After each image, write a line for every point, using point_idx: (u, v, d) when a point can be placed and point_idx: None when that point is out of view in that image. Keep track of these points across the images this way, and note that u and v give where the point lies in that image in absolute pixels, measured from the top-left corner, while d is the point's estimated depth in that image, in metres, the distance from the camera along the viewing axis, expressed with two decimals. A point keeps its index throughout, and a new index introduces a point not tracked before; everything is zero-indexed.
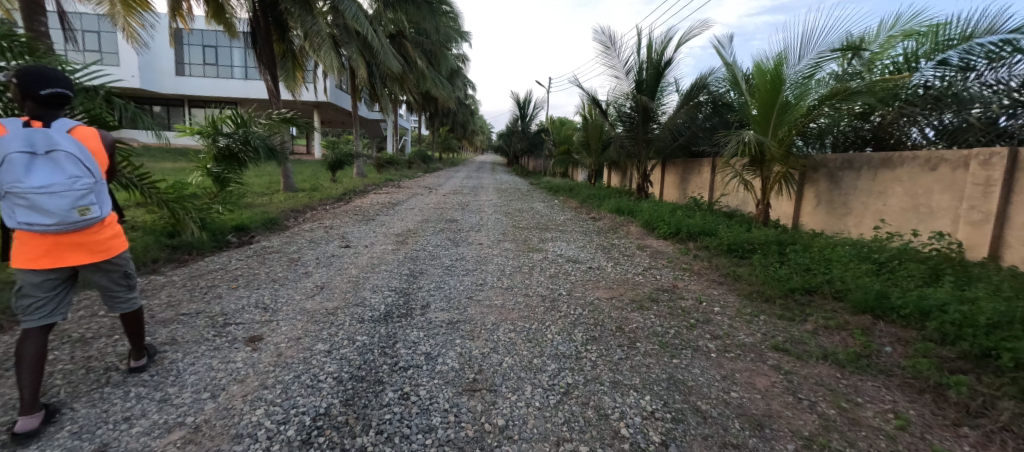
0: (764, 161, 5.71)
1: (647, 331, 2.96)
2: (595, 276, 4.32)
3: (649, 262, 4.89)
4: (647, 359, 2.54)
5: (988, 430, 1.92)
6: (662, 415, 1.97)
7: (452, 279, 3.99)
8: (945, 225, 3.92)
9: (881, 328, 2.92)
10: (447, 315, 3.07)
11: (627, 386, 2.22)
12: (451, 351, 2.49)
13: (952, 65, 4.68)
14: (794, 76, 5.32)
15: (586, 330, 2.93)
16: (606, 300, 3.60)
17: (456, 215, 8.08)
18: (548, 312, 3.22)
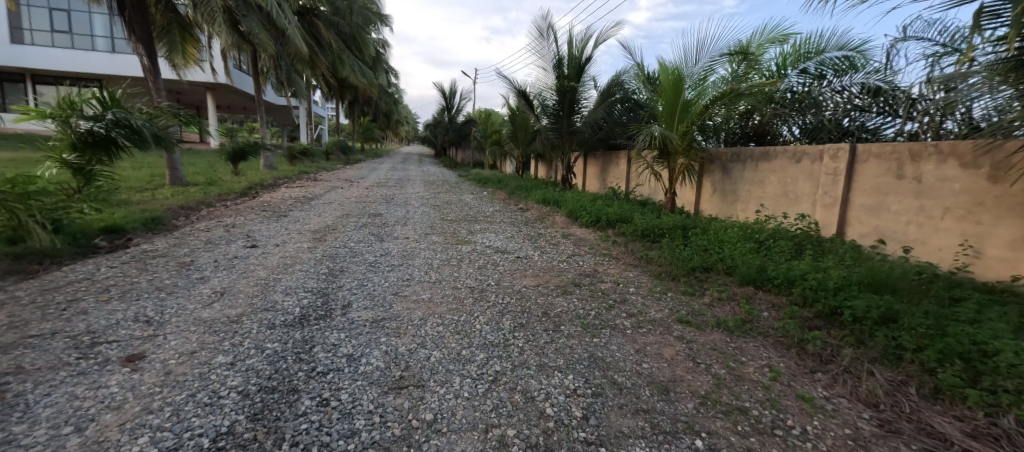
0: (670, 154, 6.29)
1: (570, 314, 3.17)
2: (522, 265, 4.48)
3: (573, 249, 5.18)
4: (570, 341, 2.73)
5: (835, 374, 2.37)
6: (583, 391, 2.14)
7: (376, 275, 3.88)
8: (806, 208, 4.68)
9: (761, 296, 3.42)
10: (371, 313, 2.99)
11: (552, 368, 2.37)
12: (376, 350, 2.45)
13: (811, 74, 5.55)
14: (692, 77, 5.88)
15: (513, 317, 3.05)
16: (532, 287, 3.76)
17: (379, 208, 7.80)
18: (476, 303, 3.29)
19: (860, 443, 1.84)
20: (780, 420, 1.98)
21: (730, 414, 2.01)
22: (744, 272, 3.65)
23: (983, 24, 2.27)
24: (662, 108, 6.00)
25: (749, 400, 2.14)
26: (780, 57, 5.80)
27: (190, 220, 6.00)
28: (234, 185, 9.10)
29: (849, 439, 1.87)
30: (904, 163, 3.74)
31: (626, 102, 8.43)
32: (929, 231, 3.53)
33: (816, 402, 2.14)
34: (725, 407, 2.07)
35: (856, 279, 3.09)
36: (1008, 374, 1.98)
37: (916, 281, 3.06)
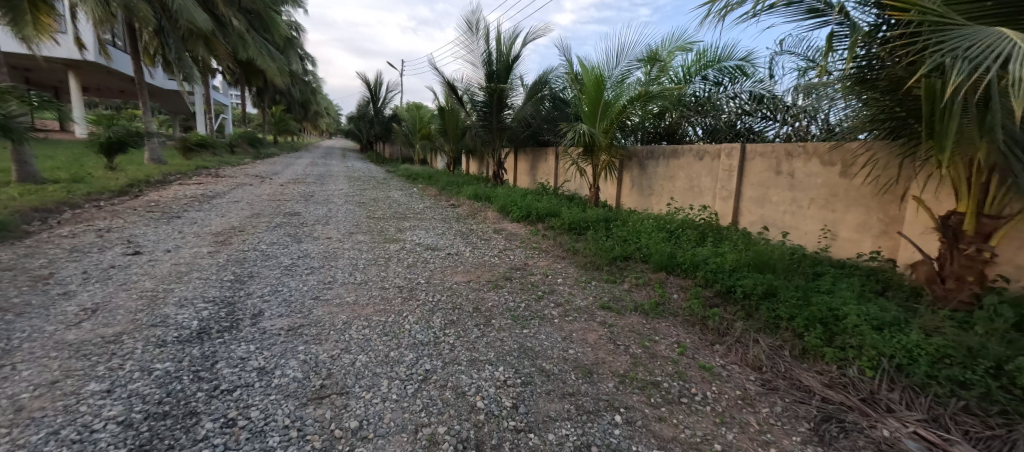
0: (593, 151, 6.64)
1: (501, 307, 3.25)
2: (453, 262, 4.48)
3: (504, 244, 5.29)
4: (501, 333, 2.81)
5: (729, 344, 2.72)
6: (513, 381, 2.23)
7: (293, 279, 3.65)
8: (707, 200, 5.26)
9: (672, 280, 3.79)
10: (287, 320, 2.82)
11: (483, 361, 2.43)
12: (292, 360, 2.33)
13: (710, 81, 6.21)
14: (612, 79, 6.23)
15: (444, 315, 3.06)
16: (464, 283, 3.79)
17: (296, 207, 7.27)
18: (405, 303, 3.24)
19: (747, 402, 2.15)
20: (685, 389, 2.24)
21: (645, 388, 2.23)
22: (657, 260, 4.01)
23: (833, 46, 2.74)
24: (586, 107, 6.29)
25: (660, 375, 2.38)
26: (686, 64, 6.40)
27: (48, 225, 5.11)
28: (111, 182, 7.90)
29: (739, 400, 2.17)
30: (781, 161, 4.35)
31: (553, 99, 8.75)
32: (800, 219, 4.17)
33: (715, 370, 2.45)
34: (640, 383, 2.28)
35: (746, 261, 3.56)
36: (853, 333, 2.43)
37: (790, 261, 3.60)
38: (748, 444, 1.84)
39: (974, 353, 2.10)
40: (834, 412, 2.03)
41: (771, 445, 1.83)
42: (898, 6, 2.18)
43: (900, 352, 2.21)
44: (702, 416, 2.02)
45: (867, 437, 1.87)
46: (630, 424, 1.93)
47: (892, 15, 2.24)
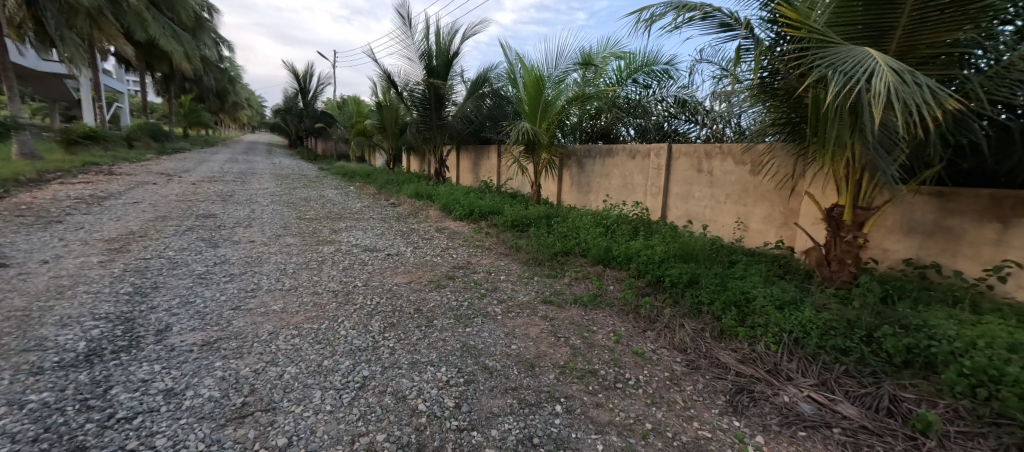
0: (534, 149, 6.78)
1: (443, 307, 3.25)
2: (393, 262, 4.37)
3: (447, 243, 5.26)
4: (444, 333, 2.81)
5: (659, 330, 2.94)
6: (456, 381, 2.25)
7: (208, 289, 3.36)
8: (639, 197, 5.60)
9: (609, 273, 3.99)
10: (201, 335, 2.60)
11: (425, 363, 2.42)
12: (207, 378, 2.15)
13: (641, 84, 6.61)
14: (550, 80, 6.41)
15: (382, 318, 2.99)
16: (404, 285, 3.72)
17: (212, 208, 6.66)
18: (341, 308, 3.12)
19: (674, 382, 2.34)
20: (620, 375, 2.39)
21: (584, 377, 2.35)
22: (595, 254, 4.21)
23: (740, 58, 3.05)
24: (527, 107, 6.41)
25: (597, 363, 2.52)
26: (619, 68, 6.60)
27: None
28: None
29: (667, 380, 2.36)
30: (702, 160, 4.75)
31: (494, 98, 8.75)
32: (718, 213, 4.59)
33: (646, 355, 2.63)
34: (579, 372, 2.40)
35: (674, 252, 3.85)
36: (761, 313, 2.73)
37: (710, 251, 3.95)
38: (675, 420, 2.02)
39: (853, 324, 2.47)
40: (745, 385, 2.28)
41: (694, 419, 2.02)
42: (792, 25, 2.48)
43: (797, 327, 2.53)
44: (635, 398, 2.18)
45: (772, 403, 2.13)
46: (570, 412, 2.03)
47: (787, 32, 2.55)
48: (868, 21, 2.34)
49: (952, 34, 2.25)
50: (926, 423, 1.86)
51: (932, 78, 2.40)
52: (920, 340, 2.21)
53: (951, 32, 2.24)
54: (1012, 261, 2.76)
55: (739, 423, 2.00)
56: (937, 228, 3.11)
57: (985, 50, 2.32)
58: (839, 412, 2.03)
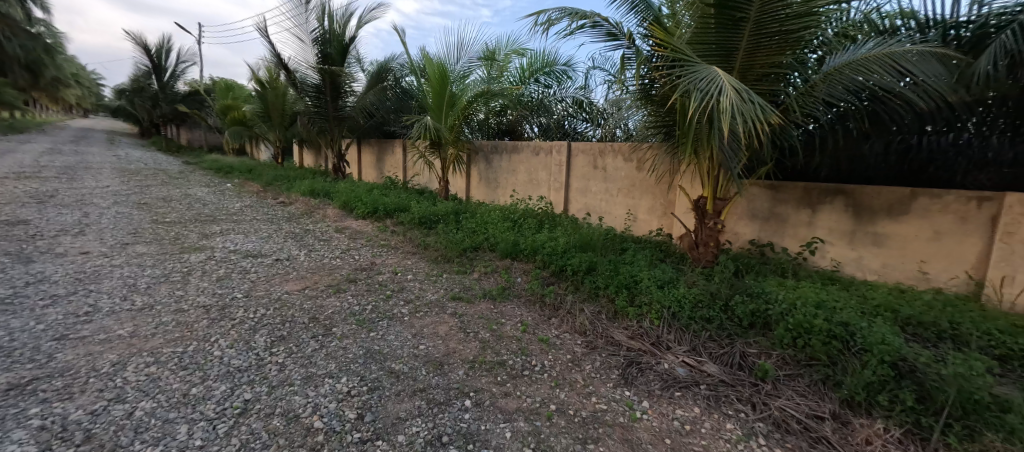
0: (440, 144, 6.70)
1: (344, 313, 3.09)
2: (283, 268, 4.02)
3: (348, 243, 4.98)
4: (344, 341, 2.68)
5: (561, 317, 3.16)
6: (358, 391, 2.16)
7: (20, 318, 2.72)
8: (543, 192, 5.90)
9: (516, 265, 4.15)
10: (5, 377, 2.08)
11: (321, 376, 2.28)
12: (19, 431, 1.72)
13: (542, 84, 6.98)
14: (456, 74, 6.36)
15: (269, 332, 2.74)
16: (297, 292, 3.45)
17: (25, 214, 5.35)
18: (214, 326, 2.77)
19: (575, 363, 2.55)
20: (526, 363, 2.53)
21: (493, 369, 2.44)
22: (503, 248, 4.34)
23: (625, 67, 3.38)
24: (432, 101, 6.30)
25: (505, 354, 2.63)
26: (521, 68, 6.97)
27: None
28: None
29: (569, 362, 2.57)
30: (597, 158, 5.18)
31: (397, 89, 8.44)
32: (612, 205, 5.06)
33: (550, 341, 2.82)
34: (489, 365, 2.49)
35: (574, 243, 4.14)
36: (646, 293, 3.10)
37: (605, 241, 4.33)
38: (576, 398, 2.21)
39: (714, 297, 2.95)
40: (634, 358, 2.58)
41: (592, 395, 2.24)
42: (663, 42, 2.85)
43: (673, 302, 2.92)
44: (540, 383, 2.33)
45: (655, 371, 2.44)
46: (479, 406, 2.10)
47: (657, 49, 2.97)
48: (720, 43, 2.78)
49: (777, 57, 2.78)
50: (764, 371, 2.31)
51: (766, 93, 2.94)
52: (760, 306, 2.72)
53: (779, 57, 2.78)
54: (820, 238, 3.58)
55: (629, 393, 2.27)
56: (772, 215, 3.83)
57: (798, 72, 2.91)
58: (706, 371, 2.41)
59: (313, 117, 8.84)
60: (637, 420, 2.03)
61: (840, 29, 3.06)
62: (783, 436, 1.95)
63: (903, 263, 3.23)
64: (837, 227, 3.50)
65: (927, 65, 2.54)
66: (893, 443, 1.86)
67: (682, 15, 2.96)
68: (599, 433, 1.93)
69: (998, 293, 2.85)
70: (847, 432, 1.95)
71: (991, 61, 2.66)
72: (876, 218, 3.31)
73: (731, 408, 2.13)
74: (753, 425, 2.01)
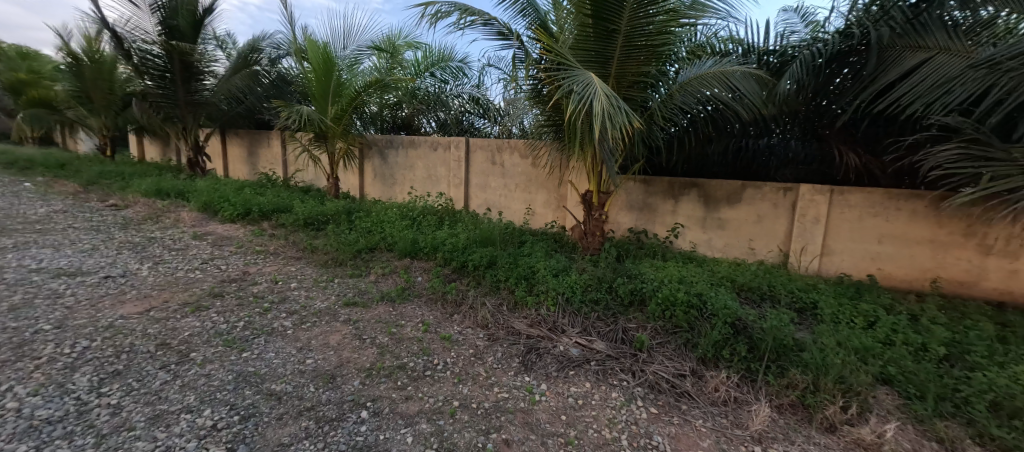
0: (326, 137, 6.15)
1: (206, 334, 2.69)
2: (118, 289, 3.33)
3: (211, 252, 4.33)
4: (208, 367, 2.34)
5: (464, 313, 3.18)
6: (227, 422, 1.90)
7: None
8: (443, 187, 5.84)
9: (416, 264, 4.06)
10: None
11: (176, 412, 1.95)
12: None
13: (438, 78, 6.90)
14: (343, 61, 5.91)
15: (95, 369, 2.24)
16: (139, 316, 2.89)
17: None
18: (8, 370, 2.17)
19: (477, 357, 2.60)
20: (428, 363, 2.51)
21: (393, 374, 2.37)
22: (401, 247, 4.21)
23: (516, 66, 3.51)
24: (314, 88, 5.76)
25: (405, 356, 2.57)
26: (415, 61, 6.81)
27: None
28: None
29: (471, 356, 2.61)
30: (494, 153, 5.30)
31: (270, 73, 7.59)
32: (511, 199, 5.25)
33: (453, 338, 2.83)
34: (388, 370, 2.41)
35: (473, 239, 4.19)
36: (543, 282, 3.29)
37: (505, 235, 4.47)
38: (479, 391, 2.26)
39: (600, 280, 3.26)
40: (533, 344, 2.72)
41: (494, 385, 2.31)
42: (547, 44, 3.03)
43: (567, 288, 3.15)
44: (443, 381, 2.33)
45: (552, 354, 2.62)
46: (377, 415, 2.02)
47: (543, 51, 3.14)
48: (597, 50, 3.05)
49: (645, 68, 3.14)
50: (641, 342, 2.62)
51: (636, 99, 3.31)
52: (637, 285, 3.09)
53: (645, 67, 3.16)
54: (682, 224, 4.16)
55: (529, 378, 2.39)
56: (645, 205, 4.33)
57: (663, 83, 3.34)
58: (595, 349, 2.65)
59: (159, 101, 7.49)
60: (536, 402, 2.16)
61: (689, 47, 3.54)
62: (656, 395, 2.25)
63: (740, 242, 3.94)
64: (693, 215, 4.10)
65: (748, 82, 3.16)
66: (733, 388, 2.26)
67: (564, 23, 3.16)
68: (502, 421, 2.00)
69: (799, 260, 3.70)
70: (702, 383, 2.33)
71: (791, 81, 3.34)
72: (722, 206, 3.96)
73: (616, 379, 2.38)
74: (633, 390, 2.28)
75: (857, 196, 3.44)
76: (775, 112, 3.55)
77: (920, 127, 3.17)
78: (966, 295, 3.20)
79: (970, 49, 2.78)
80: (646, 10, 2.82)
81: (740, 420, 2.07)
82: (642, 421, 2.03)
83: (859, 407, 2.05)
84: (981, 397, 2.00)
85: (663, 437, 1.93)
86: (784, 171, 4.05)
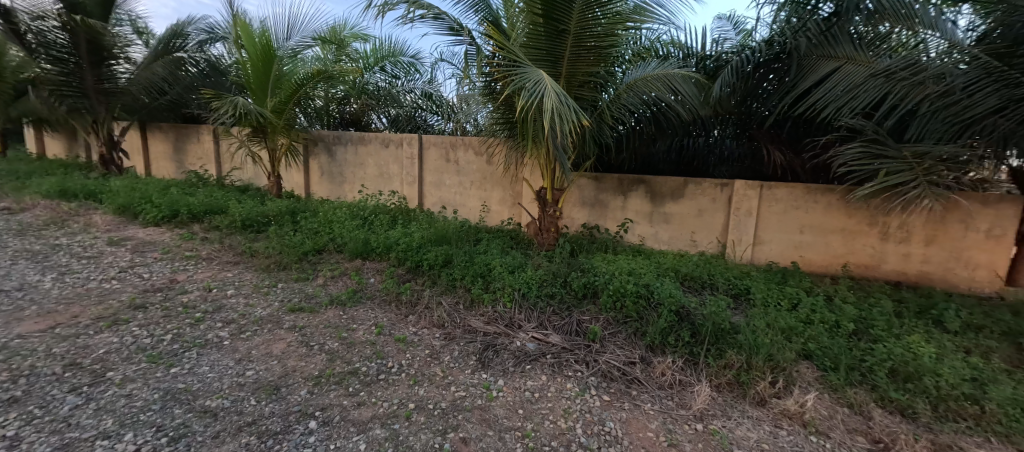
0: (265, 132, 5.78)
1: (126, 351, 2.45)
2: (18, 305, 2.95)
3: (132, 259, 3.95)
4: (130, 386, 2.13)
5: (419, 313, 3.15)
6: (155, 444, 1.74)
7: None
8: (396, 186, 5.72)
9: (368, 266, 3.96)
10: None
11: (91, 438, 1.75)
12: None
13: (388, 73, 6.75)
14: (284, 52, 5.59)
15: None
16: (43, 334, 2.58)
17: None
18: None
19: (433, 357, 2.60)
20: (382, 366, 2.47)
21: (344, 381, 2.31)
22: (352, 248, 4.09)
23: (468, 63, 3.50)
24: (251, 79, 5.41)
25: (357, 361, 2.52)
26: (363, 53, 6.58)
27: None
28: None
29: (428, 357, 2.61)
30: (448, 150, 5.28)
31: (195, 59, 6.92)
32: (465, 197, 5.25)
33: (408, 339, 2.80)
34: (339, 377, 2.34)
35: (428, 237, 4.15)
36: (499, 279, 3.33)
37: (461, 233, 4.47)
38: (436, 391, 2.26)
39: (555, 276, 3.36)
40: (490, 341, 2.76)
41: (451, 384, 2.33)
42: (498, 41, 3.06)
43: (523, 284, 3.22)
44: (398, 384, 2.31)
45: (509, 350, 2.67)
46: (327, 424, 1.95)
47: (495, 48, 3.16)
48: (547, 49, 3.13)
49: (593, 68, 3.26)
50: (594, 333, 2.73)
51: (586, 98, 3.42)
52: (590, 278, 3.22)
53: (594, 68, 3.27)
54: (630, 219, 4.36)
55: (486, 375, 2.43)
56: (596, 201, 4.50)
57: (611, 83, 3.48)
58: (551, 342, 2.73)
59: (62, 91, 6.62)
60: (494, 398, 2.21)
61: (635, 50, 3.72)
62: (608, 383, 2.36)
63: (683, 235, 4.20)
64: (641, 210, 4.31)
65: (686, 84, 3.37)
66: (677, 371, 2.43)
67: (516, 21, 3.21)
68: (459, 419, 2.02)
69: (734, 250, 4.01)
70: (650, 369, 2.47)
71: (724, 84, 3.61)
72: (666, 201, 4.20)
73: (571, 370, 2.47)
74: (587, 380, 2.38)
75: (783, 190, 3.78)
76: (712, 113, 3.82)
77: (831, 128, 3.55)
78: (872, 277, 3.62)
79: (870, 60, 3.14)
80: (593, 11, 2.92)
81: (685, 401, 2.23)
82: (596, 409, 2.13)
83: (785, 381, 2.27)
84: (882, 365, 2.29)
85: (616, 422, 2.03)
86: (721, 168, 4.35)
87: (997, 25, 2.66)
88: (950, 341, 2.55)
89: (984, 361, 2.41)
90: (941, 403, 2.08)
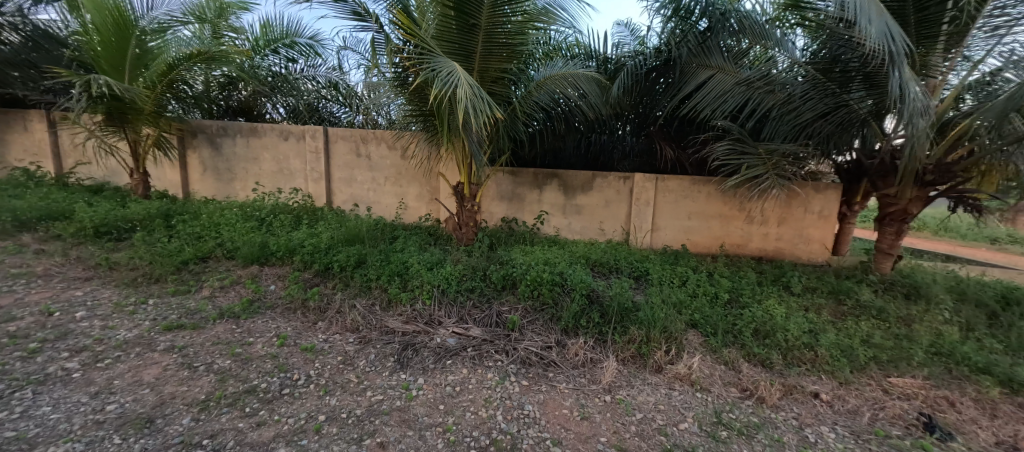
0: (123, 121, 4.91)
1: None
2: None
3: None
4: None
5: (330, 319, 3.01)
6: None
7: None
8: (300, 183, 5.30)
9: (266, 272, 3.64)
10: None
11: None
12: None
13: (283, 56, 6.18)
14: (148, 29, 4.71)
15: None
16: None
17: None
18: None
19: (347, 363, 2.52)
20: (286, 380, 2.32)
21: (238, 402, 2.11)
22: (245, 254, 3.71)
23: (376, 51, 3.40)
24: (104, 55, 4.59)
25: (254, 378, 2.33)
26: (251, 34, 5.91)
27: None
28: None
29: (340, 364, 2.51)
30: (358, 144, 5.03)
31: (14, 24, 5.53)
32: (379, 194, 5.07)
33: (317, 348, 2.67)
34: (231, 398, 2.14)
35: (335, 238, 3.93)
36: (416, 277, 3.30)
37: (374, 231, 4.31)
38: (349, 399, 2.19)
39: (474, 269, 3.43)
40: (409, 341, 2.74)
41: (367, 390, 2.27)
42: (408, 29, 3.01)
43: (441, 281, 3.23)
44: (306, 397, 2.20)
45: (429, 347, 2.68)
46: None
47: (405, 36, 3.10)
48: (460, 42, 3.15)
49: (505, 64, 3.35)
50: (513, 323, 2.86)
51: (499, 94, 3.52)
52: (508, 270, 3.34)
53: (506, 64, 3.37)
54: (545, 211, 4.59)
55: (404, 375, 2.41)
56: (513, 195, 4.64)
57: (522, 80, 3.62)
58: (471, 335, 2.80)
59: None
60: (413, 398, 2.21)
61: (546, 50, 3.89)
62: (526, 369, 2.51)
63: (593, 225, 4.53)
64: (555, 202, 4.56)
65: (589, 85, 3.64)
66: (589, 350, 2.65)
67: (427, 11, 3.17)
68: (376, 424, 2.00)
69: (636, 237, 4.45)
70: (564, 351, 2.67)
71: (621, 86, 3.96)
72: (577, 193, 4.49)
73: (491, 360, 2.57)
74: (507, 368, 2.50)
75: (675, 182, 4.29)
76: (612, 111, 4.16)
77: (707, 127, 4.10)
78: (743, 254, 4.27)
79: (736, 70, 3.62)
80: (503, 9, 3.01)
81: (595, 376, 2.45)
82: (514, 394, 2.26)
83: (676, 349, 2.62)
84: (748, 327, 2.75)
85: (533, 405, 2.17)
86: (624, 163, 4.78)
87: (824, 48, 3.19)
88: (795, 302, 3.15)
89: (818, 316, 3.02)
90: (788, 352, 2.57)
